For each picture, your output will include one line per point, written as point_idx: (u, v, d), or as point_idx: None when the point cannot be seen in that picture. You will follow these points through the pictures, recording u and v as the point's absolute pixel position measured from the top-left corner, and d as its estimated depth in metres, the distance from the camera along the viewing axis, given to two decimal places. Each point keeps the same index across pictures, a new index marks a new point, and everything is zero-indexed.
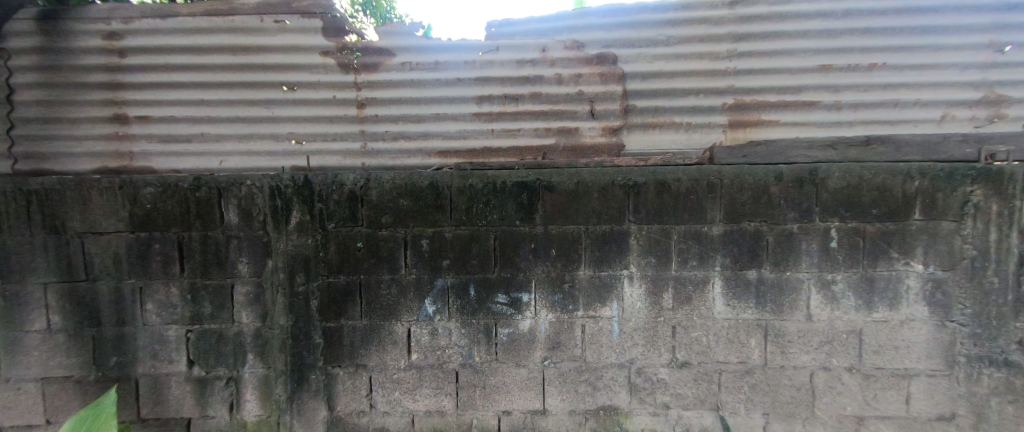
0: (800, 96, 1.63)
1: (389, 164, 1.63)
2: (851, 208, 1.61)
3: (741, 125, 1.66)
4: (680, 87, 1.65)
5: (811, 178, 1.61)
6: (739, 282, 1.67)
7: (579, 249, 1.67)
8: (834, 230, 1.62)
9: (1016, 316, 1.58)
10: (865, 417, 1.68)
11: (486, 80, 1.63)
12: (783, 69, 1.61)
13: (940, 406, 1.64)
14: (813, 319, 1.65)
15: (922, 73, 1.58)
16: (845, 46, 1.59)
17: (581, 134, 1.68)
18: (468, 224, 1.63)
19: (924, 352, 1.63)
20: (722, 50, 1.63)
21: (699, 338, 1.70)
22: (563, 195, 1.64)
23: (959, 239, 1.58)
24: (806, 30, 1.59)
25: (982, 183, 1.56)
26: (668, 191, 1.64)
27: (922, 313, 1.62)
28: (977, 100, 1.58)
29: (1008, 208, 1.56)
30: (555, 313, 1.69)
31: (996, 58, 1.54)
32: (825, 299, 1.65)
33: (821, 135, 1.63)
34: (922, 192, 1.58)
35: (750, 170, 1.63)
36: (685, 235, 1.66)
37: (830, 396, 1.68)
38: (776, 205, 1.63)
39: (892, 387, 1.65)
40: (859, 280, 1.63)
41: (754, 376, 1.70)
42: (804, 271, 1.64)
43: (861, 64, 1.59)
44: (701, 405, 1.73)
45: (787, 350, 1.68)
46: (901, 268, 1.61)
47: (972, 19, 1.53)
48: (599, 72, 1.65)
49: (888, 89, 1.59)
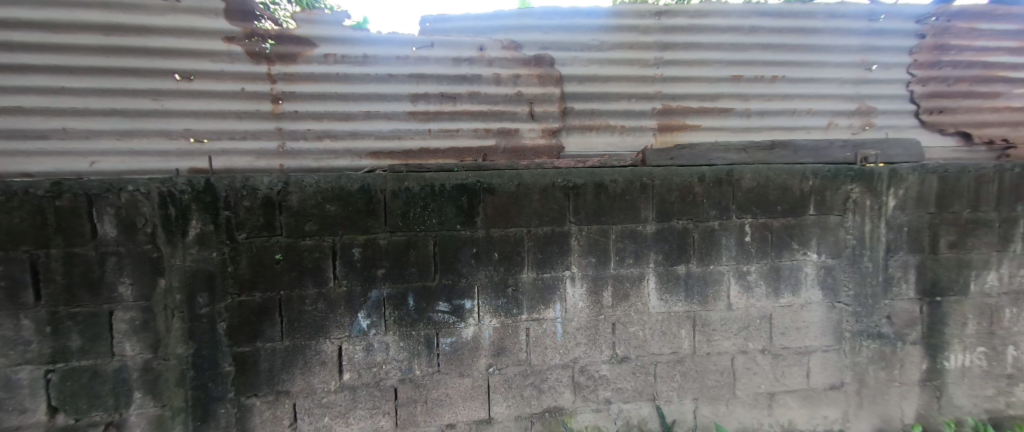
0: (717, 104, 1.79)
1: (313, 166, 1.49)
2: (762, 206, 1.78)
3: (668, 129, 1.79)
4: (613, 91, 1.72)
5: (728, 179, 1.75)
6: (670, 277, 1.78)
7: (522, 252, 1.65)
8: (748, 226, 1.78)
9: (886, 295, 1.87)
10: (776, 392, 1.88)
11: (421, 77, 1.54)
12: (702, 77, 1.76)
13: (832, 377, 1.89)
14: (732, 307, 1.82)
15: (812, 86, 1.81)
16: (751, 59, 1.77)
17: (522, 135, 1.69)
18: (405, 229, 1.53)
19: (819, 331, 1.87)
20: (650, 58, 1.73)
21: (636, 333, 1.78)
22: (503, 197, 1.61)
23: (844, 231, 1.83)
24: (720, 43, 1.75)
25: (861, 182, 1.81)
26: (605, 192, 1.69)
27: (817, 296, 1.85)
28: (853, 111, 1.85)
29: (879, 203, 1.82)
30: (499, 318, 1.66)
31: (866, 75, 1.82)
32: (742, 289, 1.82)
33: (734, 140, 1.82)
34: (816, 191, 1.80)
35: (678, 171, 1.72)
36: (622, 234, 1.72)
37: (748, 377, 1.86)
38: (700, 203, 1.75)
39: (796, 364, 1.87)
40: (769, 270, 1.82)
41: (685, 364, 1.82)
42: (724, 264, 1.79)
43: (764, 77, 1.79)
44: (639, 397, 1.81)
45: (712, 338, 1.83)
46: (800, 258, 1.83)
47: (847, 41, 1.79)
48: (537, 74, 1.66)
49: (785, 99, 1.81)
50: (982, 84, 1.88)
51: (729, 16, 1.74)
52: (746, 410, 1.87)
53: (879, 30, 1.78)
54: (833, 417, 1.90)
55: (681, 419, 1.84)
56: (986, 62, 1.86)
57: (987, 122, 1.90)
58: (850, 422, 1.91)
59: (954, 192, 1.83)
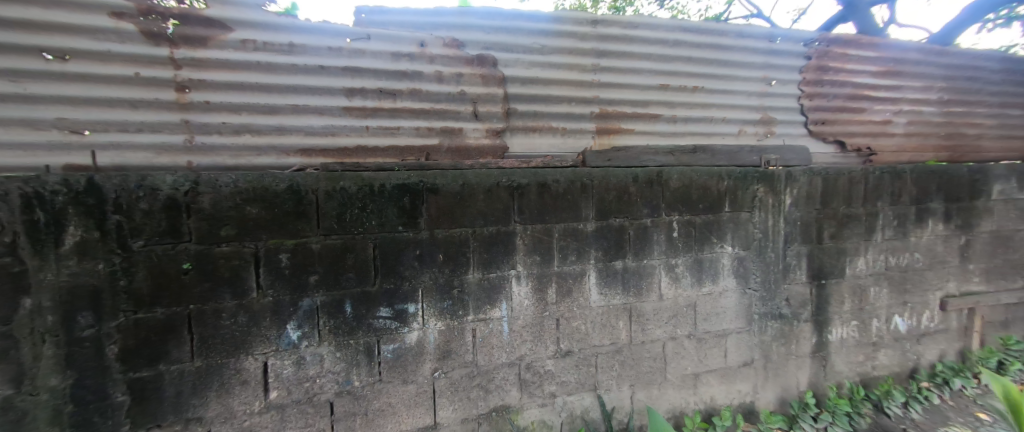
0: (647, 110, 1.93)
1: (229, 163, 1.34)
2: (686, 205, 1.96)
3: (606, 132, 1.90)
4: (555, 94, 1.78)
5: (658, 180, 1.90)
6: (609, 272, 1.88)
7: (467, 252, 1.64)
8: (675, 223, 1.95)
9: (785, 280, 2.16)
10: (700, 373, 2.08)
11: (356, 71, 1.46)
12: (634, 85, 1.89)
13: (745, 355, 2.14)
14: (663, 298, 1.98)
15: (726, 97, 2.04)
16: (676, 71, 1.95)
17: (466, 135, 1.67)
18: (341, 232, 1.43)
19: (734, 315, 2.10)
20: (587, 63, 1.82)
21: (579, 327, 1.86)
22: (447, 197, 1.58)
23: (753, 226, 2.09)
24: (649, 54, 1.90)
25: (765, 183, 2.07)
26: (548, 192, 1.73)
27: (733, 284, 2.08)
28: (758, 120, 2.11)
29: (780, 201, 2.10)
30: (444, 320, 1.63)
31: (768, 89, 2.10)
32: (672, 280, 1.98)
33: (663, 144, 1.98)
34: (730, 190, 2.02)
35: (615, 172, 1.83)
36: (565, 232, 1.79)
37: (677, 361, 2.03)
38: (634, 202, 1.88)
39: (716, 345, 2.09)
40: (693, 262, 2.01)
41: (623, 353, 1.94)
42: (655, 258, 1.94)
43: (687, 87, 1.97)
44: (582, 388, 1.89)
45: (646, 328, 1.97)
46: (719, 250, 2.05)
47: (751, 59, 2.05)
48: (480, 74, 1.65)
49: (704, 108, 2.01)
50: (853, 101, 2.24)
51: (656, 29, 1.90)
52: (675, 391, 2.04)
53: (773, 51, 2.09)
54: (746, 390, 2.16)
55: (620, 405, 1.96)
56: (855, 82, 2.22)
57: (858, 133, 2.28)
58: (759, 393, 2.18)
59: (834, 191, 2.18)
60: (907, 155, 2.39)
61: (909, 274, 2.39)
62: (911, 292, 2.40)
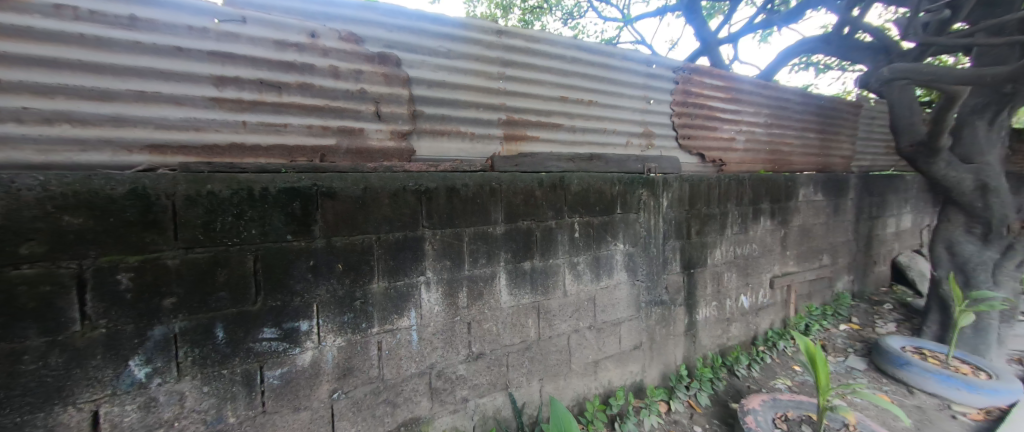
0: (550, 119, 2.07)
1: (36, 161, 1.03)
2: (584, 207, 2.16)
3: (513, 138, 1.97)
4: (462, 98, 1.79)
5: (560, 184, 2.06)
6: (518, 273, 1.96)
7: (371, 260, 1.54)
8: (576, 224, 2.13)
9: (664, 271, 2.52)
10: (600, 360, 2.29)
11: (228, 58, 1.26)
12: (537, 95, 2.02)
13: (635, 339, 2.43)
14: (567, 294, 2.13)
15: (615, 111, 2.31)
16: (573, 85, 2.14)
17: (368, 136, 1.57)
18: (208, 244, 1.21)
19: (626, 304, 2.37)
20: (493, 71, 1.88)
21: (490, 328, 1.89)
22: (347, 202, 1.46)
23: (639, 225, 2.39)
24: (550, 67, 2.04)
25: (647, 187, 2.40)
26: (457, 196, 1.74)
27: (624, 277, 2.35)
28: (641, 133, 2.44)
29: (659, 203, 2.46)
30: (344, 336, 1.50)
31: (647, 107, 2.44)
32: (574, 277, 2.15)
33: (564, 151, 2.14)
34: (620, 194, 2.29)
35: (521, 177, 1.93)
36: (475, 236, 1.81)
37: (580, 351, 2.21)
38: (540, 205, 1.99)
39: (612, 333, 2.33)
40: (591, 260, 2.21)
41: (532, 350, 2.04)
42: (559, 257, 2.09)
43: (583, 100, 2.18)
44: (494, 389, 1.93)
45: (552, 323, 2.10)
46: (613, 248, 2.29)
47: (634, 80, 2.36)
48: (382, 73, 1.58)
49: (598, 120, 2.24)
50: (710, 121, 2.73)
51: (555, 45, 2.05)
52: (579, 379, 2.22)
53: (651, 74, 2.43)
54: (636, 371, 2.45)
55: (530, 400, 2.05)
56: (710, 106, 2.72)
57: (714, 147, 2.78)
58: (647, 372, 2.49)
59: (698, 195, 2.63)
60: (748, 166, 2.99)
61: (750, 261, 3.00)
62: (752, 275, 3.02)
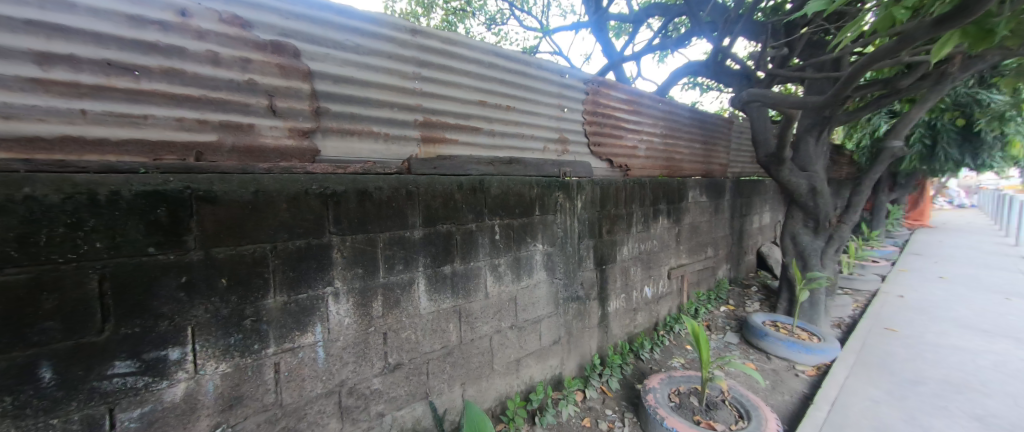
0: (468, 122, 2.08)
1: None
2: (504, 210, 2.21)
3: (431, 140, 1.93)
4: (373, 97, 1.69)
5: (480, 187, 2.08)
6: (438, 277, 1.92)
7: (265, 272, 1.37)
8: (496, 227, 2.17)
9: (579, 268, 2.71)
10: (521, 358, 2.36)
11: (57, 30, 1.00)
12: (455, 97, 2.01)
13: (555, 334, 2.56)
14: (488, 295, 2.16)
15: (532, 117, 2.41)
16: (491, 89, 2.18)
17: (260, 133, 1.39)
18: (25, 263, 0.96)
19: (545, 302, 2.49)
20: (408, 70, 1.81)
21: (408, 336, 1.82)
22: (233, 207, 1.28)
23: (556, 226, 2.53)
24: (467, 71, 2.05)
25: (562, 190, 2.55)
26: (370, 200, 1.64)
27: (543, 276, 2.46)
28: (557, 139, 2.58)
29: (574, 205, 2.63)
30: (230, 361, 1.31)
31: (562, 114, 2.60)
32: (495, 278, 2.19)
33: (485, 155, 2.16)
34: (538, 196, 2.40)
35: (439, 180, 1.91)
36: (390, 241, 1.73)
37: (502, 351, 2.25)
38: (460, 208, 1.99)
39: (533, 331, 2.42)
40: (512, 260, 2.27)
41: (453, 354, 2.01)
42: (480, 260, 2.11)
43: (501, 105, 2.23)
44: (414, 399, 1.86)
45: (474, 326, 2.10)
46: (532, 248, 2.39)
47: (549, 88, 2.50)
48: (278, 64, 1.42)
49: (516, 124, 2.32)
50: (616, 130, 3.01)
51: (472, 49, 2.07)
52: (501, 379, 2.25)
53: (564, 85, 2.60)
54: (556, 365, 2.58)
55: (451, 405, 2.03)
56: (616, 117, 3.00)
57: (621, 153, 3.07)
58: (565, 364, 2.64)
59: (607, 197, 2.89)
60: (650, 171, 3.36)
61: (652, 255, 3.37)
62: (653, 268, 3.40)
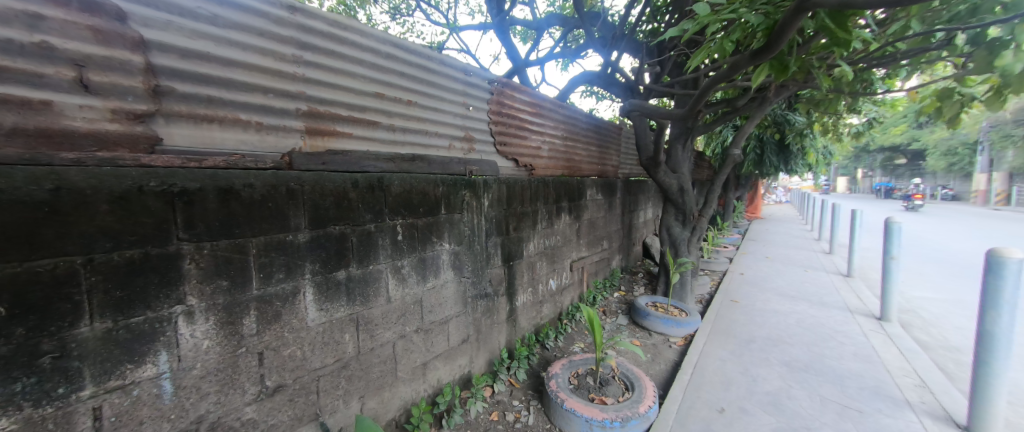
0: (364, 115, 1.91)
1: None
2: (406, 209, 2.12)
3: (318, 133, 1.72)
4: (239, 80, 1.43)
5: (379, 185, 1.96)
6: (330, 285, 1.74)
7: (74, 294, 1.07)
8: (397, 227, 2.06)
9: (486, 266, 2.75)
10: (428, 361, 2.29)
11: None
12: (346, 87, 1.83)
13: (463, 333, 2.55)
14: (391, 299, 2.04)
15: (436, 113, 2.34)
16: (390, 81, 2.04)
17: (62, 112, 1.05)
18: None
19: (453, 302, 2.46)
20: (287, 53, 1.58)
21: (293, 353, 1.61)
22: (15, 211, 0.97)
23: (463, 225, 2.54)
24: (361, 60, 1.89)
25: (468, 189, 2.57)
26: (238, 199, 1.40)
27: (450, 276, 2.43)
28: (462, 137, 2.55)
29: (478, 203, 2.67)
30: (14, 415, 1.00)
31: (467, 112, 2.59)
32: (398, 281, 2.08)
33: (384, 151, 2.02)
34: (442, 195, 2.37)
35: (329, 177, 1.73)
36: (267, 246, 1.50)
37: (406, 356, 2.15)
38: (355, 208, 1.84)
39: (440, 332, 2.37)
40: (416, 261, 2.19)
41: (349, 367, 1.85)
42: (381, 262, 1.98)
43: (402, 99, 2.11)
44: (301, 422, 1.66)
45: (375, 333, 1.96)
46: (437, 248, 2.34)
47: (453, 85, 2.46)
48: (92, 26, 1.09)
49: (419, 120, 2.22)
50: (521, 131, 3.13)
51: (367, 36, 1.91)
52: (405, 386, 2.15)
53: (469, 83, 2.59)
54: (464, 364, 2.57)
55: (347, 422, 1.86)
56: (521, 118, 3.12)
57: (526, 153, 3.20)
58: (474, 362, 2.65)
59: (512, 195, 3.01)
60: (553, 170, 3.58)
61: (555, 250, 3.61)
62: (556, 262, 3.64)
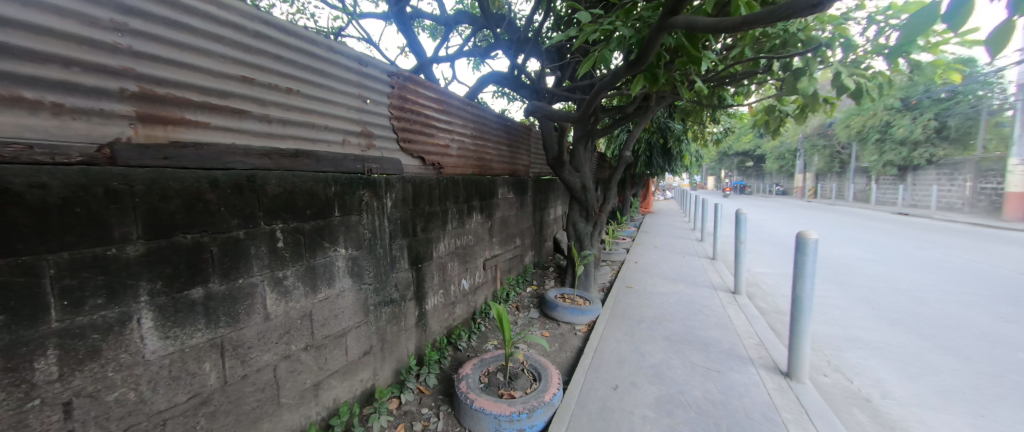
0: (225, 102, 1.59)
1: None
2: (287, 211, 1.85)
3: (156, 121, 1.38)
4: (16, 44, 1.05)
5: (250, 185, 1.68)
6: (181, 306, 1.44)
7: None
8: (277, 232, 1.80)
9: (391, 270, 2.59)
10: (321, 381, 2.06)
11: None
12: (199, 68, 1.50)
13: (365, 345, 2.36)
14: (269, 317, 1.77)
15: (325, 105, 2.08)
16: (262, 64, 1.74)
17: None
18: None
19: (351, 312, 2.25)
20: (102, 16, 1.22)
21: (123, 397, 1.29)
22: None
23: (361, 227, 2.34)
24: (220, 36, 1.56)
25: (367, 188, 2.38)
26: (21, 205, 1.06)
27: (348, 284, 2.22)
28: (358, 132, 2.33)
29: (379, 203, 2.49)
30: None
31: (363, 106, 2.36)
32: (279, 295, 1.82)
33: (256, 145, 1.72)
34: (336, 195, 2.14)
35: (174, 174, 1.40)
36: (75, 264, 1.16)
37: (292, 379, 1.89)
38: (216, 211, 1.54)
39: (335, 347, 2.15)
40: (304, 271, 1.94)
41: (212, 402, 1.55)
42: (255, 275, 1.70)
43: (279, 86, 1.82)
44: None
45: (248, 358, 1.69)
46: (331, 255, 2.11)
47: (345, 74, 2.21)
48: None
49: (303, 111, 1.94)
50: (426, 128, 3.00)
51: (226, 8, 1.58)
52: (292, 412, 1.90)
53: (364, 74, 2.36)
54: (366, 378, 2.38)
55: None
56: (426, 115, 2.98)
57: (433, 151, 3.08)
58: (378, 374, 2.47)
59: (418, 195, 2.89)
60: (463, 169, 3.53)
61: (466, 250, 3.58)
62: (468, 261, 3.62)
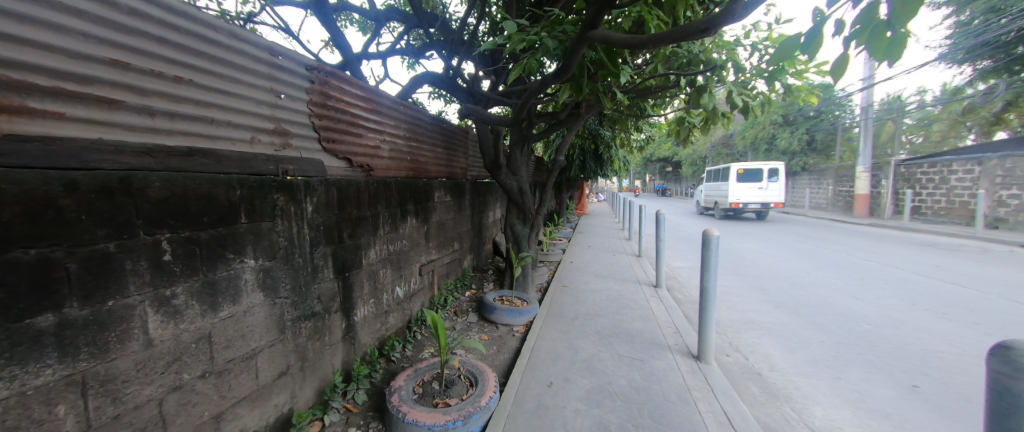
0: (88, 89, 1.31)
1: None
2: (178, 219, 1.60)
3: None
4: None
5: (124, 188, 1.40)
6: (18, 339, 1.15)
7: None
8: (163, 243, 1.54)
9: (312, 281, 2.37)
10: (224, 411, 1.81)
11: None
12: (48, 46, 1.21)
13: (280, 366, 2.12)
14: (152, 343, 1.50)
15: (228, 98, 1.83)
16: (140, 47, 1.47)
17: None
18: None
19: (262, 331, 2.01)
20: None
21: None
22: None
23: (275, 234, 2.11)
24: (80, 9, 1.28)
25: (282, 192, 2.15)
26: None
27: (258, 299, 1.98)
28: (270, 130, 2.09)
29: (297, 208, 2.27)
30: None
31: (276, 101, 2.13)
32: (166, 317, 1.55)
33: (133, 141, 1.45)
34: (242, 200, 1.90)
35: (10, 175, 1.12)
36: None
37: (184, 414, 1.63)
38: (75, 220, 1.27)
39: (242, 371, 1.90)
40: (200, 287, 1.69)
41: None
42: (132, 295, 1.43)
43: (166, 74, 1.55)
44: None
45: (120, 394, 1.41)
46: (236, 267, 1.87)
47: (253, 66, 1.98)
48: None
49: (199, 104, 1.69)
50: (353, 127, 2.81)
51: None
52: None
53: (277, 66, 2.13)
54: (282, 402, 2.14)
55: None
56: (352, 113, 2.79)
57: (361, 152, 2.89)
58: (296, 396, 2.25)
59: (344, 199, 2.70)
60: (395, 171, 3.37)
61: (400, 256, 3.43)
62: (403, 268, 3.47)
